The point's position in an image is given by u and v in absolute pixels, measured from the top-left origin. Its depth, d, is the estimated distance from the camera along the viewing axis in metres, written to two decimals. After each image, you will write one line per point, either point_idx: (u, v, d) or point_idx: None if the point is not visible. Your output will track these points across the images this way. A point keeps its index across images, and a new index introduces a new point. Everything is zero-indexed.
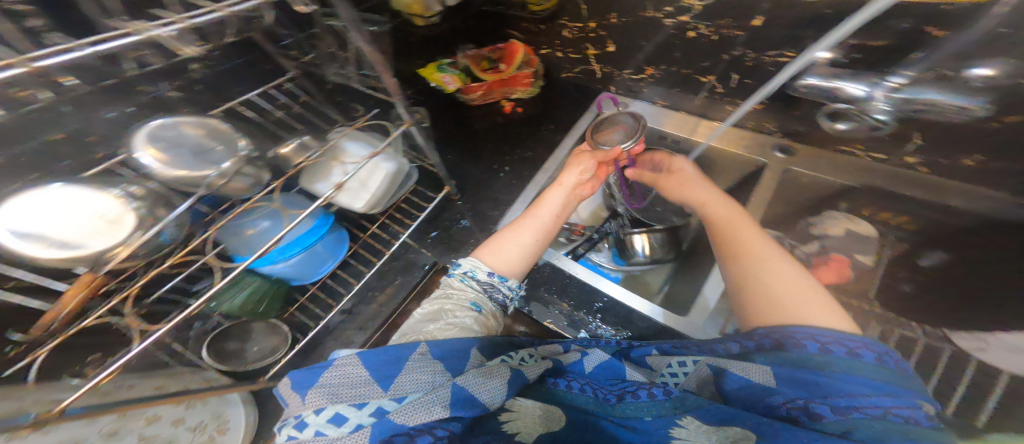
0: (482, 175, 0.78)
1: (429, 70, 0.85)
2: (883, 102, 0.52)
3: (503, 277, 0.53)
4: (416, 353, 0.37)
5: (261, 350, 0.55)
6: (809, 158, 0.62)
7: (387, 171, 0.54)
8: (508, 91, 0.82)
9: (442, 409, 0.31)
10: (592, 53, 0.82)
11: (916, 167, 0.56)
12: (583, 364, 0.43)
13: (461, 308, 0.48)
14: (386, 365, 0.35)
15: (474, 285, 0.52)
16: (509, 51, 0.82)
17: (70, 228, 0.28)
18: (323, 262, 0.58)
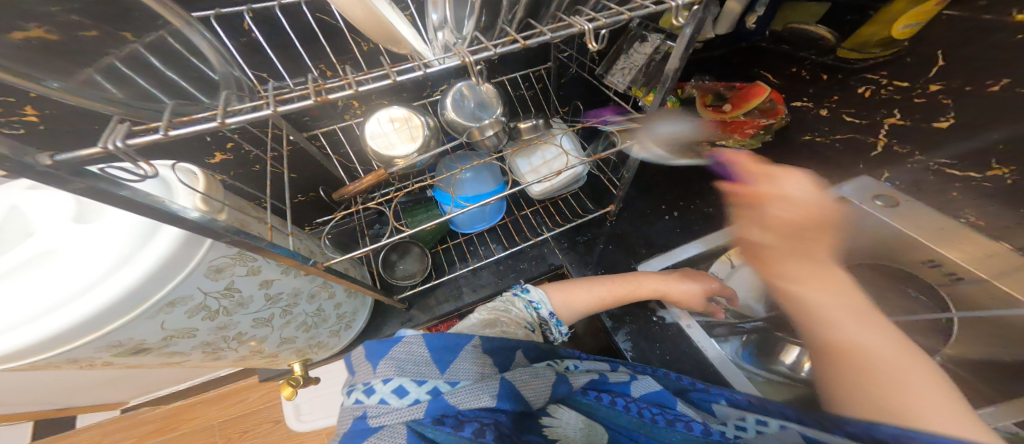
0: (646, 207, 0.70)
1: None
2: None
3: (558, 323, 0.49)
4: (469, 344, 0.33)
5: (405, 271, 0.63)
6: None
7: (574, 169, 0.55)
8: (724, 137, 0.67)
9: (490, 399, 0.29)
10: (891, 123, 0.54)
11: None
12: (630, 384, 0.40)
13: (519, 325, 0.43)
14: (445, 350, 0.32)
15: (535, 318, 0.47)
16: (751, 92, 0.66)
17: (377, 125, 0.43)
18: (481, 220, 0.65)
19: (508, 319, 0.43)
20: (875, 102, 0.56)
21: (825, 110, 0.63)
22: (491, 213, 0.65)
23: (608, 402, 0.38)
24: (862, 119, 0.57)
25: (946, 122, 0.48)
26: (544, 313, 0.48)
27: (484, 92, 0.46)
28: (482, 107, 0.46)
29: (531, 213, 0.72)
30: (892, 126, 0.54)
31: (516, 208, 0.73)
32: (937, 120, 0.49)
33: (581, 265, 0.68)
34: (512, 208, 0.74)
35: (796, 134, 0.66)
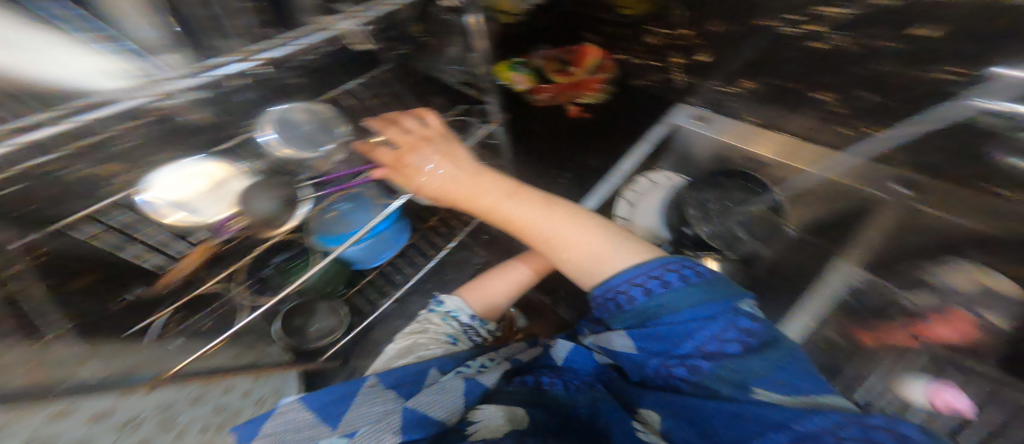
0: (544, 179, 0.77)
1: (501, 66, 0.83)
2: None
3: (484, 320, 0.51)
4: (364, 386, 0.36)
5: (322, 330, 0.57)
6: (946, 196, 0.51)
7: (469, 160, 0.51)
8: (576, 95, 0.81)
9: (393, 436, 0.31)
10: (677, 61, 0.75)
11: None
12: (547, 354, 0.47)
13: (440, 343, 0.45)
14: (336, 403, 0.34)
15: (456, 327, 0.49)
16: (581, 54, 0.81)
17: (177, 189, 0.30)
18: (387, 249, 0.58)
19: (427, 339, 0.45)
20: (664, 46, 0.76)
21: (636, 59, 0.80)
22: (394, 238, 0.58)
23: (530, 380, 0.41)
24: (657, 62, 0.78)
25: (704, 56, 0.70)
26: (464, 320, 0.50)
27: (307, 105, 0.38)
28: (317, 119, 0.37)
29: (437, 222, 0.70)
30: (677, 67, 0.76)
31: (420, 222, 0.68)
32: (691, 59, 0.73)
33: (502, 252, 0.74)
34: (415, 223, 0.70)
35: (631, 80, 0.82)
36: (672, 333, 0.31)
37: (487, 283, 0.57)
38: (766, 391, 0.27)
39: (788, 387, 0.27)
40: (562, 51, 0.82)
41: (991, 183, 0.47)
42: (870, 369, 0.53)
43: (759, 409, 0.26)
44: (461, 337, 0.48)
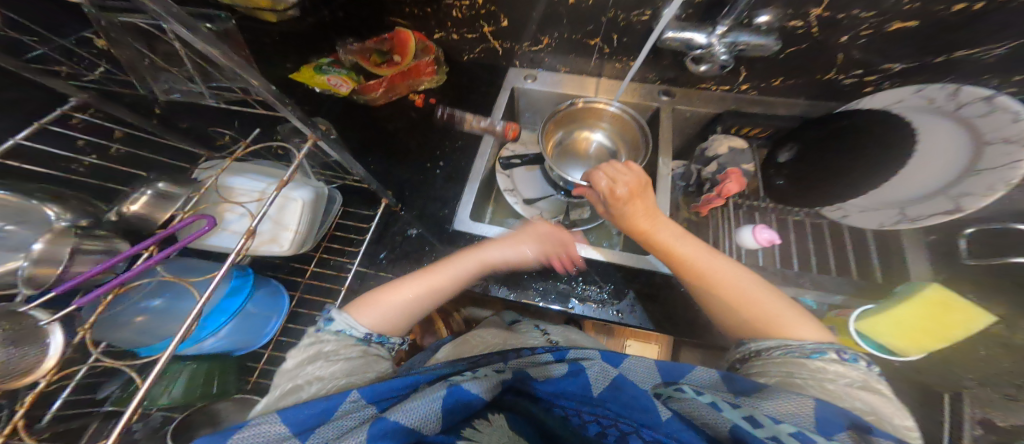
0: (417, 176, 0.74)
1: (304, 74, 0.74)
2: (719, 47, 0.59)
3: (385, 338, 0.47)
4: (346, 402, 0.33)
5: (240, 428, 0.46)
6: (685, 98, 0.80)
7: (299, 201, 0.49)
8: (413, 83, 0.79)
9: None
10: (488, 31, 0.77)
11: (748, 90, 0.77)
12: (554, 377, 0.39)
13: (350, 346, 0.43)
14: (309, 417, 0.32)
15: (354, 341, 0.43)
16: (398, 40, 0.76)
17: None
18: (266, 321, 0.56)
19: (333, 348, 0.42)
20: (468, 18, 0.75)
21: (452, 35, 0.80)
22: (262, 310, 0.55)
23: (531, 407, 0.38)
24: (473, 34, 0.79)
25: (505, 22, 0.75)
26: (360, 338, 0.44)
27: (22, 167, 0.36)
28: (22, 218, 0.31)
29: (317, 266, 0.64)
30: (491, 35, 0.78)
31: (298, 273, 0.63)
32: (500, 25, 0.76)
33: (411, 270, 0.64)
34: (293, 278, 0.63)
35: (460, 56, 0.85)
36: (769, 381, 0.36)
37: (377, 304, 0.48)
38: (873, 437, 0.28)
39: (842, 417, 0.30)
40: (376, 41, 0.76)
41: (706, 83, 0.78)
42: (710, 225, 0.72)
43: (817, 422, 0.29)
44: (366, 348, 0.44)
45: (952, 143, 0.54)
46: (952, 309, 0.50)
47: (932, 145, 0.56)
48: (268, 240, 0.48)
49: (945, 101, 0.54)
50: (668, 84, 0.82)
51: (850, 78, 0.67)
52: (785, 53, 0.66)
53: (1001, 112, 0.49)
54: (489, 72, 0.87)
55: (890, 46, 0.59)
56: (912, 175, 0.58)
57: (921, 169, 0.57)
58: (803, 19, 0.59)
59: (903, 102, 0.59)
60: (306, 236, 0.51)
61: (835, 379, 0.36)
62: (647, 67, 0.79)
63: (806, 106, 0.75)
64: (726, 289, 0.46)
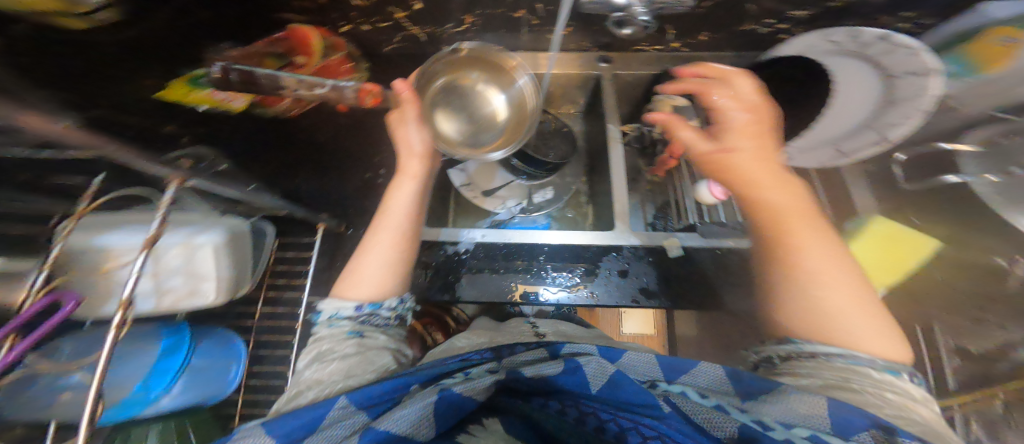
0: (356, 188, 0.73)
1: (174, 90, 0.54)
2: (637, 7, 0.56)
3: (376, 304, 0.52)
4: (335, 409, 0.36)
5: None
6: (622, 63, 0.78)
7: (207, 246, 0.45)
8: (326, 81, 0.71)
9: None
10: (401, 16, 0.72)
11: (680, 47, 0.75)
12: (560, 378, 0.41)
13: (342, 338, 0.49)
14: (297, 427, 0.34)
15: (347, 324, 0.50)
16: (296, 39, 0.68)
17: None
18: (226, 369, 0.54)
19: (330, 343, 0.48)
20: (375, 6, 0.69)
21: (363, 26, 0.73)
22: (217, 358, 0.53)
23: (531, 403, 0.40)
24: (386, 22, 0.74)
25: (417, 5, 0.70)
26: (352, 314, 0.51)
27: None
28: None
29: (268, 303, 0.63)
30: (406, 21, 0.73)
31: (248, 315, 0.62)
32: (413, 10, 0.71)
33: None
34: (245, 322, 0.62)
35: (380, 48, 0.78)
36: (755, 383, 0.38)
37: (360, 272, 0.53)
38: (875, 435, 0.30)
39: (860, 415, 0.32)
40: (270, 42, 0.66)
41: (639, 44, 0.76)
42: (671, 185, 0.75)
43: (847, 422, 0.31)
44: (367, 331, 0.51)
45: (862, 78, 0.55)
46: (902, 238, 0.53)
47: (848, 81, 0.56)
48: (184, 294, 0.46)
49: (850, 42, 0.53)
50: (604, 51, 0.79)
51: (765, 27, 0.68)
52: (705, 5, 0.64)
53: (899, 48, 0.49)
54: (417, 62, 0.82)
55: None
56: (838, 115, 0.58)
57: (845, 107, 0.58)
58: None
59: (814, 47, 0.57)
60: (229, 281, 0.49)
61: (882, 392, 0.36)
62: (578, 36, 0.76)
63: (734, 58, 0.73)
64: (827, 269, 0.44)
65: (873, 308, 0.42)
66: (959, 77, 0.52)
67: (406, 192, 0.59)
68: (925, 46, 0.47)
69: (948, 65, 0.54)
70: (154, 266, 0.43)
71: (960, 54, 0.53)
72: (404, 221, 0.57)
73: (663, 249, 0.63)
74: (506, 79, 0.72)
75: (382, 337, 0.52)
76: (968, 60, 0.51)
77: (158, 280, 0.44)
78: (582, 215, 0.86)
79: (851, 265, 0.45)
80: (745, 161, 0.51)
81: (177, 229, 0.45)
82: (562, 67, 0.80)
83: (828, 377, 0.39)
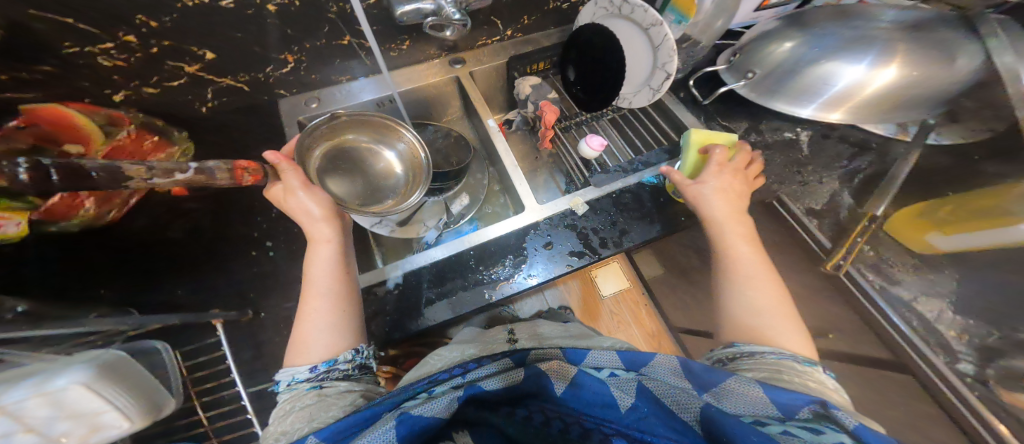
0: (257, 271, 0.71)
1: None
2: (447, 7, 0.60)
3: (331, 361, 0.48)
4: None
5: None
6: (474, 60, 0.83)
7: (76, 386, 0.35)
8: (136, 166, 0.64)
9: None
10: (195, 70, 0.64)
11: (514, 33, 0.83)
12: (549, 382, 0.39)
13: (301, 395, 0.45)
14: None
15: (306, 386, 0.46)
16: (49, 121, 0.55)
17: None
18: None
19: (286, 407, 0.44)
20: (148, 63, 0.60)
21: (150, 90, 0.64)
22: None
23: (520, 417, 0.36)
24: (177, 79, 0.65)
25: (207, 54, 0.63)
26: (309, 376, 0.47)
27: None
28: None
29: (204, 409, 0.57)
30: (204, 73, 0.65)
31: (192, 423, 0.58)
32: (206, 60, 0.64)
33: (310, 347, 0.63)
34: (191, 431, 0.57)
35: (193, 109, 0.70)
36: (715, 374, 0.37)
37: (303, 342, 0.50)
38: (816, 412, 0.32)
39: (797, 400, 0.34)
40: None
41: (481, 40, 0.81)
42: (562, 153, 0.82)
43: (788, 400, 0.34)
44: (327, 381, 0.47)
45: (632, 35, 0.69)
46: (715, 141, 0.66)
47: (626, 38, 0.70)
48: (87, 432, 0.38)
49: (611, 7, 0.71)
50: (453, 53, 0.83)
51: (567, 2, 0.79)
52: None
53: (637, 9, 0.66)
54: (256, 114, 0.78)
55: None
56: (633, 65, 0.71)
57: (633, 60, 0.71)
58: None
59: (596, 14, 0.75)
60: (136, 401, 0.41)
61: (822, 384, 0.40)
62: (422, 48, 0.79)
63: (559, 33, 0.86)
64: (738, 261, 0.54)
65: (790, 314, 0.49)
66: (682, 24, 0.74)
67: (323, 259, 0.55)
68: (644, 2, 0.64)
69: (672, 16, 0.75)
70: (18, 422, 0.33)
71: (674, 7, 0.74)
72: (334, 283, 0.54)
73: (571, 209, 0.69)
74: (393, 140, 0.74)
75: (345, 385, 0.47)
76: (681, 12, 0.73)
77: (39, 434, 0.34)
78: (502, 208, 0.89)
79: (759, 256, 0.54)
80: (711, 194, 0.58)
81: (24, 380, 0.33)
82: (421, 79, 0.82)
83: (764, 366, 0.42)
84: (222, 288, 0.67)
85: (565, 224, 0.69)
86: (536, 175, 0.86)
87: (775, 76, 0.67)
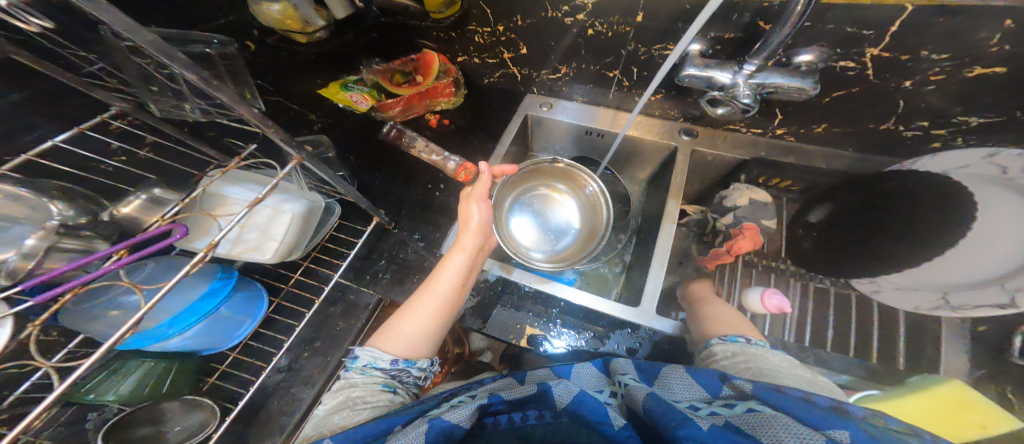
0: (417, 195, 0.69)
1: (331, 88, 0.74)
2: (744, 89, 0.52)
3: (410, 362, 0.48)
4: None
5: (188, 429, 0.46)
6: (708, 139, 0.75)
7: (289, 213, 0.47)
8: (429, 104, 0.77)
9: None
10: (507, 57, 0.78)
11: (784, 136, 0.67)
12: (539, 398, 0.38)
13: (376, 391, 0.46)
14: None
15: (379, 376, 0.47)
16: (424, 61, 0.77)
17: None
18: (239, 324, 0.51)
19: (360, 393, 0.45)
20: (488, 44, 0.76)
21: (474, 59, 0.81)
22: (244, 310, 0.52)
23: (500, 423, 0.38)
24: (494, 58, 0.80)
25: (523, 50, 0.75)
26: (387, 367, 0.47)
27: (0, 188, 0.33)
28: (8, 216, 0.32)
29: (303, 274, 0.60)
30: (511, 61, 0.79)
31: (282, 279, 0.60)
32: (519, 52, 0.76)
33: (401, 292, 0.61)
34: (275, 284, 0.59)
35: (479, 79, 0.86)
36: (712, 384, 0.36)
37: (399, 327, 0.51)
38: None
39: (856, 419, 0.28)
40: (400, 62, 0.77)
41: (734, 125, 0.71)
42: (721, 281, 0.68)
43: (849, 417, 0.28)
44: (398, 382, 0.48)
45: (1011, 214, 0.43)
46: (973, 407, 0.47)
47: (993, 217, 0.44)
48: (251, 248, 0.46)
49: (1017, 173, 0.45)
50: (691, 123, 0.77)
51: (912, 130, 0.55)
52: (829, 97, 0.56)
53: None
54: (506, 98, 0.88)
55: (966, 96, 0.47)
56: (966, 256, 0.45)
57: (974, 251, 0.45)
58: (855, 60, 0.49)
59: (969, 168, 0.49)
60: (290, 247, 0.48)
61: (730, 356, 0.45)
62: (670, 104, 0.75)
63: (852, 160, 0.64)
64: (711, 323, 0.53)
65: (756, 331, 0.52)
66: None
67: (456, 263, 0.56)
68: None
69: None
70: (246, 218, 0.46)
71: None
72: (450, 291, 0.54)
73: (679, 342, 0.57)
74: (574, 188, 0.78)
75: (409, 394, 0.48)
76: None
77: (243, 230, 0.46)
78: (614, 278, 0.79)
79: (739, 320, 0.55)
80: (721, 309, 0.56)
81: (275, 195, 0.48)
82: (641, 130, 0.79)
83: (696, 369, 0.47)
84: (373, 194, 0.69)
85: (669, 347, 0.59)
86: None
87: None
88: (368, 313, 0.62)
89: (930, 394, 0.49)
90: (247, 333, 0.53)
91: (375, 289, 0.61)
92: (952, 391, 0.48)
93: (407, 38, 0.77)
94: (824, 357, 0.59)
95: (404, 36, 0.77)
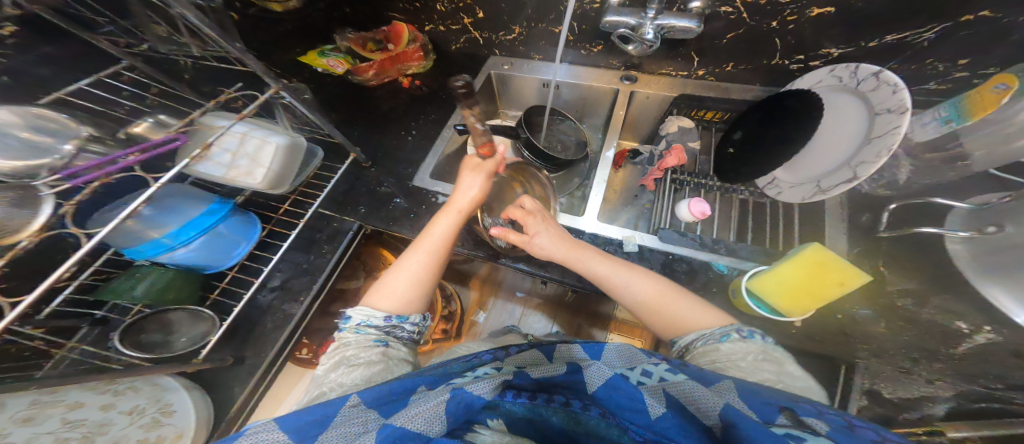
0: (390, 141, 0.80)
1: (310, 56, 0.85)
2: (648, 28, 0.65)
3: (403, 317, 0.53)
4: (346, 406, 0.34)
5: (192, 340, 0.49)
6: (646, 83, 0.85)
7: (273, 143, 0.53)
8: (401, 68, 0.88)
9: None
10: (468, 22, 0.88)
11: (706, 76, 0.82)
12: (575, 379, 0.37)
13: (368, 346, 0.50)
14: (309, 425, 0.32)
15: (374, 333, 0.51)
16: (394, 32, 0.89)
17: None
18: (235, 244, 0.53)
19: (356, 349, 0.50)
20: (450, 11, 0.87)
21: (440, 27, 0.92)
22: (239, 232, 0.53)
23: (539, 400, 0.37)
24: (456, 25, 0.90)
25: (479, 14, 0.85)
26: (381, 324, 0.52)
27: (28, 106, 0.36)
28: (48, 129, 0.36)
29: (292, 205, 0.66)
30: (471, 26, 0.89)
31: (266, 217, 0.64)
32: (477, 17, 0.87)
33: (376, 219, 0.69)
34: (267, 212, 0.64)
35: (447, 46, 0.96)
36: (756, 402, 0.31)
37: (393, 281, 0.55)
38: None
39: None
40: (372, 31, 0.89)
41: (667, 68, 0.83)
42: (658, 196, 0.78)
43: None
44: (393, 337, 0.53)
45: (856, 117, 0.56)
46: (832, 268, 0.46)
47: (837, 119, 0.59)
48: (241, 172, 0.51)
49: (850, 79, 0.57)
50: (632, 71, 0.88)
51: (796, 64, 0.73)
52: (727, 38, 0.73)
53: (885, 85, 0.52)
54: (472, 61, 0.98)
55: (825, 28, 0.64)
56: (824, 151, 0.60)
57: (833, 140, 0.59)
58: (732, 5, 0.66)
59: (823, 82, 0.61)
60: (276, 176, 0.54)
61: (743, 356, 0.42)
62: (610, 53, 0.85)
63: (762, 92, 0.79)
64: (644, 301, 0.52)
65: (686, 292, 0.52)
66: (951, 124, 0.53)
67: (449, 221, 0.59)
68: (904, 84, 0.49)
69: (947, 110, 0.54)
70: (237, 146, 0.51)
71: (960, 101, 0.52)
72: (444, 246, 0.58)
73: (621, 241, 0.65)
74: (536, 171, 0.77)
75: (404, 349, 0.53)
76: (962, 110, 0.51)
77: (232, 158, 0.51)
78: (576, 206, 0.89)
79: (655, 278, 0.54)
80: (629, 277, 0.54)
81: (255, 129, 0.53)
82: (591, 79, 0.89)
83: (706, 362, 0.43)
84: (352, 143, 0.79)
85: (603, 247, 0.65)
86: (622, 209, 0.83)
87: (1011, 254, 0.44)
88: (349, 236, 0.67)
89: (795, 264, 0.48)
90: (246, 255, 0.55)
91: (354, 216, 0.69)
92: (814, 256, 0.47)
93: (378, 12, 0.90)
94: (733, 248, 0.62)
95: (375, 10, 0.89)
